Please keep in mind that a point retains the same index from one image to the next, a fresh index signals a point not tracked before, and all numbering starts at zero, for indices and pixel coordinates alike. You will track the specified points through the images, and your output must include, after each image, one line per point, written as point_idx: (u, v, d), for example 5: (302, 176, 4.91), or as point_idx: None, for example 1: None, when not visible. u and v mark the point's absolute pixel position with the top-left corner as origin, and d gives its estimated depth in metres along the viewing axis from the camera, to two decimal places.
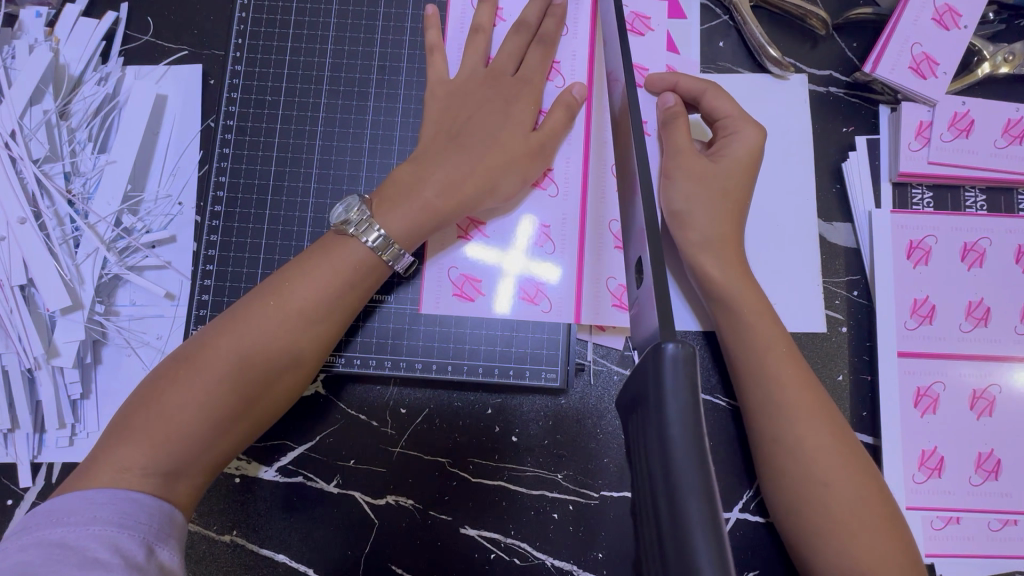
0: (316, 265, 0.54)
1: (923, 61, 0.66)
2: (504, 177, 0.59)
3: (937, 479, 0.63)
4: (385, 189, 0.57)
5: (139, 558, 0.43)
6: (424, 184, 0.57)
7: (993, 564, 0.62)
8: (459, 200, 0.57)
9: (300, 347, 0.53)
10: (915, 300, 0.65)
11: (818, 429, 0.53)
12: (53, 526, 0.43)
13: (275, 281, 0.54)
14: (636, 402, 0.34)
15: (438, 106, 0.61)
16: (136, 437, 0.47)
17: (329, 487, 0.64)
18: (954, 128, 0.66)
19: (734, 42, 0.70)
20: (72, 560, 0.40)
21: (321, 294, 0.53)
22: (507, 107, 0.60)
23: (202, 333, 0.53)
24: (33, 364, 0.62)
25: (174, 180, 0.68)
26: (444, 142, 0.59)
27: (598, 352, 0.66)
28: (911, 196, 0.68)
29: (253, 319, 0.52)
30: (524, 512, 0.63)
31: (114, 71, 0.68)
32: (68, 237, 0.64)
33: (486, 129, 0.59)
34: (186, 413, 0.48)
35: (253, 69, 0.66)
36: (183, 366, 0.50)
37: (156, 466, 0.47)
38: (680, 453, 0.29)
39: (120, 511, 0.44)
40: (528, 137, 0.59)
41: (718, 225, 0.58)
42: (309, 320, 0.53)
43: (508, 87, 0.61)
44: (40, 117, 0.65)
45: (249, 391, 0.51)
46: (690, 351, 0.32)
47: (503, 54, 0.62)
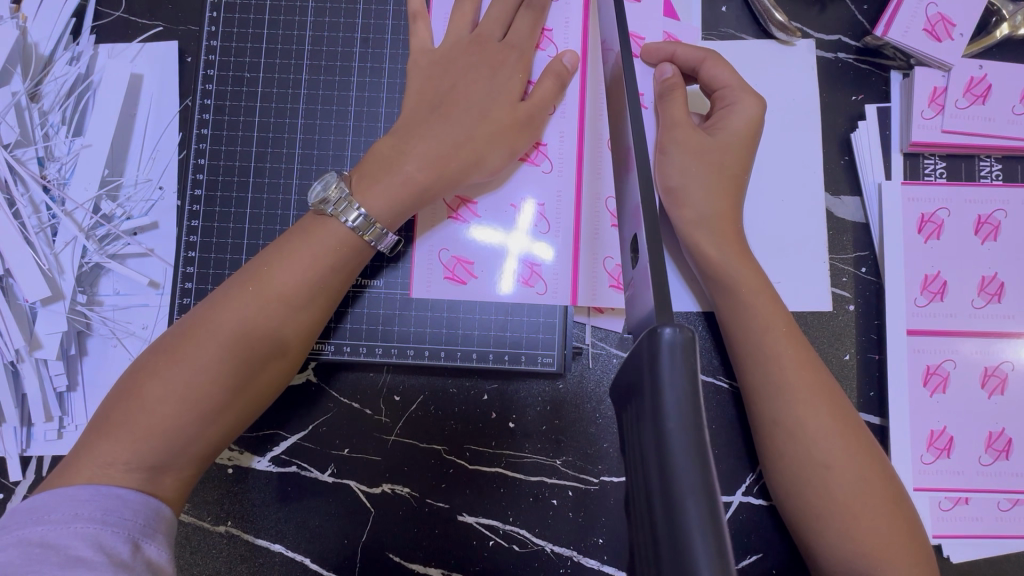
0: (296, 248, 0.52)
1: (938, 22, 0.63)
2: (493, 153, 0.56)
3: (945, 460, 0.61)
4: (366, 166, 0.55)
5: (125, 555, 0.41)
6: (405, 158, 0.54)
7: (1002, 544, 0.61)
8: (444, 175, 0.55)
9: (284, 334, 0.51)
10: (926, 276, 0.63)
11: (816, 410, 0.52)
12: (34, 524, 0.41)
13: (255, 267, 0.52)
14: (632, 390, 0.31)
15: (425, 80, 0.58)
16: (118, 433, 0.46)
17: (323, 476, 0.63)
18: (969, 94, 0.63)
19: (736, 6, 0.66)
20: (54, 559, 0.39)
21: (303, 278, 0.51)
22: (496, 79, 0.57)
23: (182, 323, 0.51)
24: (15, 357, 0.61)
25: (153, 164, 0.65)
26: (429, 116, 0.56)
27: (596, 334, 0.64)
28: (922, 167, 0.65)
29: (234, 306, 0.50)
30: (523, 498, 0.62)
31: (85, 49, 0.65)
32: (46, 225, 0.62)
33: (475, 103, 0.56)
34: (169, 405, 0.47)
35: (230, 44, 0.63)
36: (163, 358, 0.48)
37: (140, 461, 0.45)
38: (677, 446, 0.27)
39: (103, 508, 0.43)
40: (519, 111, 0.56)
41: (717, 202, 0.55)
42: (292, 304, 0.51)
43: (497, 58, 0.58)
44: (8, 99, 0.62)
45: (233, 381, 0.49)
46: (689, 336, 0.29)
47: (492, 23, 0.59)
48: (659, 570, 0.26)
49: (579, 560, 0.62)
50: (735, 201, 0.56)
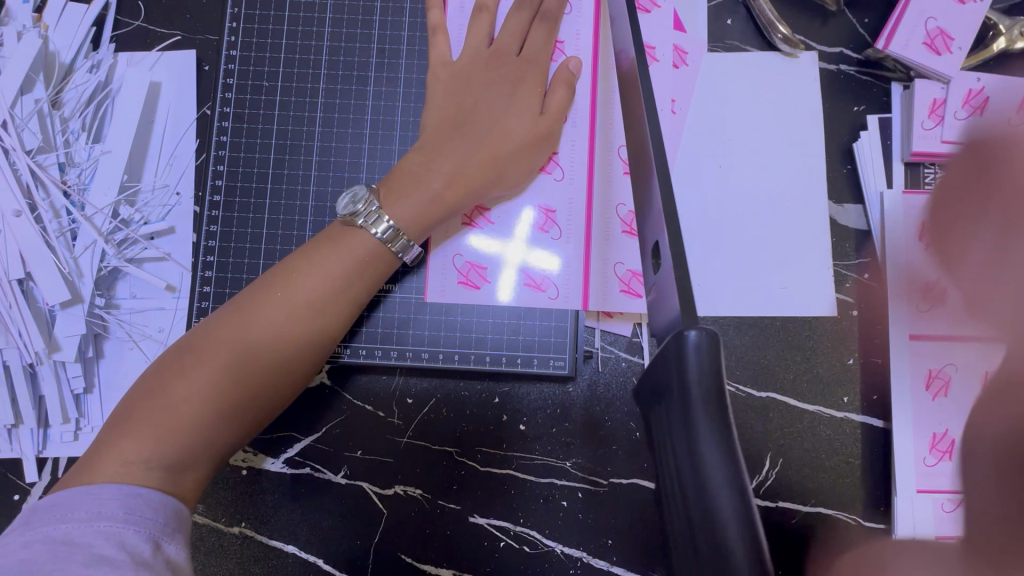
0: (322, 256, 0.53)
1: (937, 36, 0.65)
2: (512, 168, 0.58)
3: (948, 462, 0.62)
4: (392, 179, 0.56)
5: (145, 553, 0.42)
6: (431, 174, 0.56)
7: None
8: (468, 189, 0.57)
9: (307, 339, 0.52)
10: (927, 282, 0.64)
11: None
12: (57, 522, 0.42)
13: (281, 273, 0.53)
14: (657, 391, 0.33)
15: (445, 92, 0.60)
16: (140, 429, 0.47)
17: (336, 478, 0.64)
18: (968, 106, 0.65)
19: (742, 19, 0.68)
20: (78, 557, 0.40)
21: (329, 286, 0.53)
22: (516, 95, 0.59)
23: (207, 324, 0.52)
24: (34, 359, 0.62)
25: (170, 170, 0.66)
26: (453, 132, 0.58)
27: (605, 339, 0.65)
28: (923, 176, 0.66)
29: (260, 310, 0.51)
30: (533, 500, 0.63)
31: (106, 58, 0.66)
32: (66, 229, 0.63)
33: (496, 120, 0.58)
34: (191, 404, 0.48)
35: (249, 53, 0.65)
36: (188, 358, 0.49)
37: (160, 458, 0.46)
38: (707, 444, 0.29)
39: (125, 507, 0.44)
40: (538, 126, 0.59)
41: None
42: (316, 311, 0.52)
43: (518, 73, 0.60)
44: (32, 106, 0.64)
45: (255, 384, 0.50)
46: (713, 338, 0.31)
47: (508, 37, 0.61)
48: (696, 555, 0.28)
49: (589, 561, 0.62)
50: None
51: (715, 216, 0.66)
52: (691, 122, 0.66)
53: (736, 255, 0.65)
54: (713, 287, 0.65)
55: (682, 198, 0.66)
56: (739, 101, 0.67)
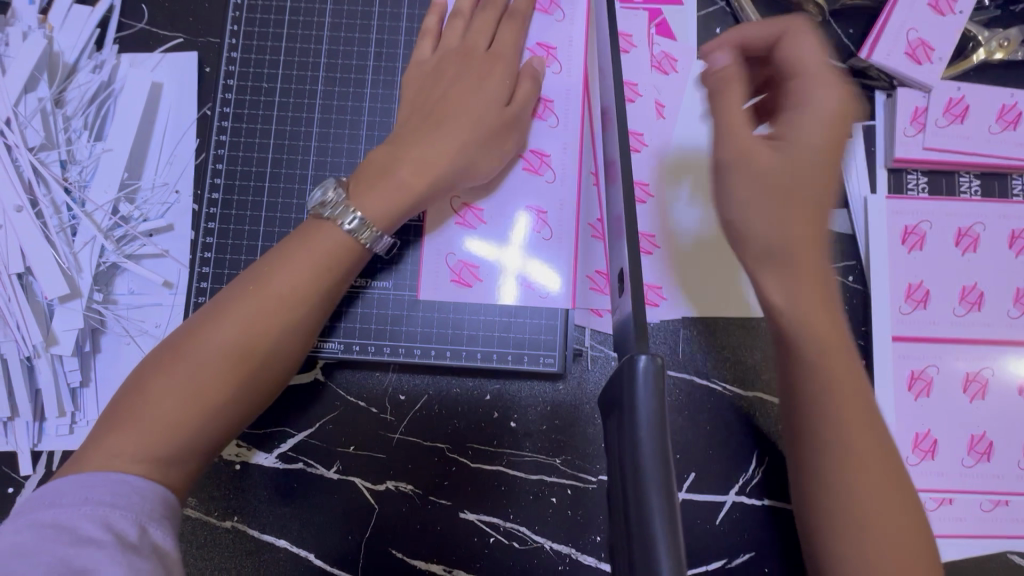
0: (296, 252, 0.54)
1: (919, 46, 0.67)
2: (482, 162, 0.60)
3: (930, 461, 0.63)
4: (359, 174, 0.58)
5: (133, 537, 0.43)
6: (398, 165, 0.57)
7: (985, 544, 0.63)
8: (434, 179, 0.57)
9: (282, 332, 0.53)
10: (910, 285, 0.66)
11: (855, 413, 0.46)
12: (47, 508, 0.43)
13: (256, 269, 0.54)
14: (613, 407, 0.34)
15: (417, 91, 0.62)
16: (124, 429, 0.47)
17: (329, 473, 0.65)
18: (949, 114, 0.67)
19: (730, 28, 0.70)
20: (66, 539, 0.41)
21: (298, 278, 0.53)
22: (484, 89, 0.60)
23: (186, 325, 0.53)
24: (31, 353, 0.62)
25: (171, 168, 0.67)
26: (421, 127, 0.59)
27: (596, 337, 0.66)
28: (906, 181, 0.68)
29: (237, 306, 0.52)
30: (523, 496, 0.64)
31: (109, 58, 0.68)
32: (66, 225, 0.64)
33: (466, 112, 0.59)
34: (174, 400, 0.48)
35: (249, 56, 0.66)
36: (169, 358, 0.50)
37: (145, 456, 0.47)
38: (646, 451, 0.31)
39: (113, 492, 0.44)
40: (505, 114, 0.60)
41: (786, 230, 0.46)
42: (291, 304, 0.53)
43: (483, 68, 0.61)
44: (35, 104, 0.65)
45: (235, 378, 0.50)
46: (660, 365, 0.33)
47: (500, 44, 0.63)
48: (625, 515, 0.30)
49: (577, 557, 0.63)
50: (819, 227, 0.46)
51: (703, 219, 0.67)
52: (680, 127, 0.68)
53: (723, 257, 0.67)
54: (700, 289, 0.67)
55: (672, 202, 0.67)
56: None
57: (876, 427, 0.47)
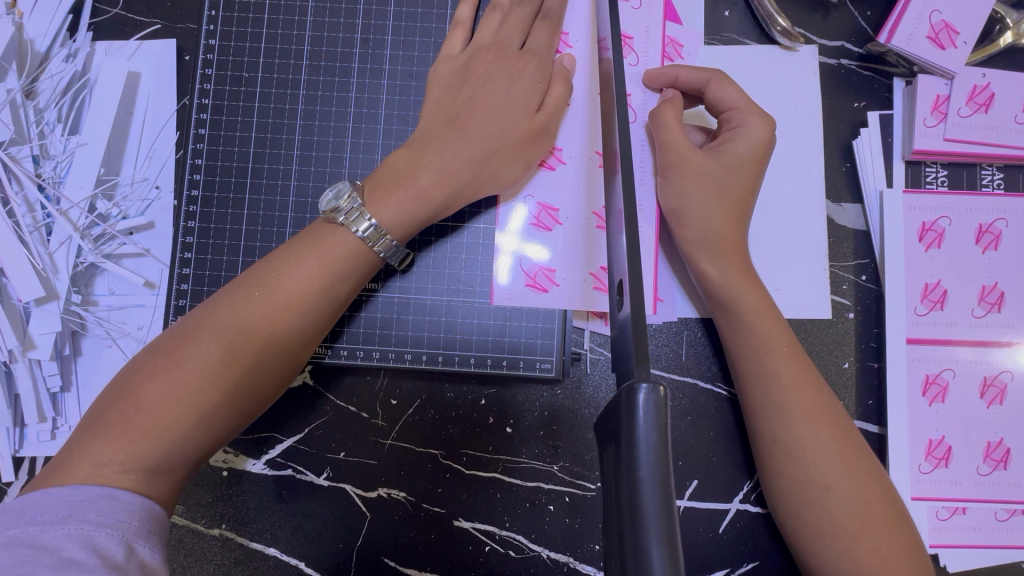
0: (306, 256, 0.51)
1: (943, 30, 0.62)
2: (506, 167, 0.56)
3: (944, 469, 0.61)
4: (378, 173, 0.55)
5: (118, 557, 0.41)
6: (420, 171, 0.54)
7: (999, 554, 0.61)
8: (453, 185, 0.54)
9: (285, 341, 0.50)
10: (926, 285, 0.62)
11: (818, 429, 0.52)
12: (25, 526, 0.41)
13: (263, 271, 0.51)
14: (609, 435, 0.32)
15: (444, 88, 0.58)
16: (115, 433, 0.45)
17: (319, 480, 0.63)
18: (973, 102, 0.63)
19: (740, 10, 0.66)
20: (47, 561, 0.39)
21: (310, 285, 0.51)
22: (514, 88, 0.56)
23: (183, 324, 0.50)
24: (8, 357, 0.60)
25: (150, 163, 0.64)
26: (445, 128, 0.55)
27: (595, 340, 0.63)
28: (924, 174, 0.64)
29: (241, 311, 0.49)
30: (519, 503, 0.62)
31: (82, 47, 0.64)
32: (40, 224, 0.61)
33: (490, 115, 0.55)
34: (167, 408, 0.46)
35: (228, 43, 0.63)
36: (163, 359, 0.47)
37: (134, 462, 0.45)
38: (647, 492, 0.28)
39: (98, 509, 0.42)
40: (534, 121, 0.56)
41: (718, 223, 0.56)
42: (298, 313, 0.50)
43: (517, 65, 0.57)
44: (4, 96, 0.62)
45: (231, 387, 0.48)
46: (662, 394, 0.30)
47: (510, 30, 0.59)
48: (620, 547, 0.28)
49: (574, 566, 0.61)
50: (738, 220, 0.57)
51: None
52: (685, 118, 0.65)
53: None
54: None
55: None
56: None
57: (843, 423, 0.53)
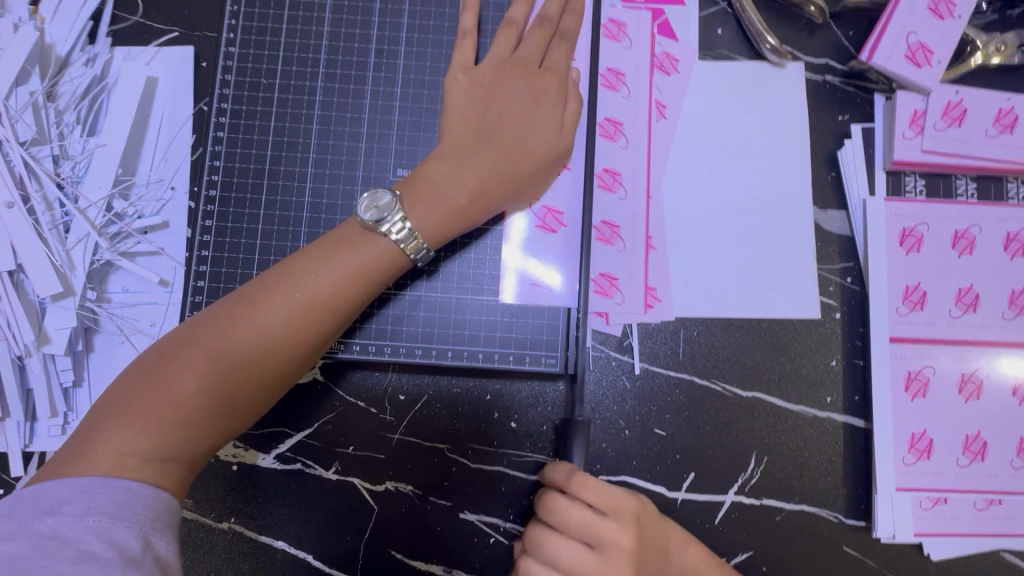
0: (338, 257, 0.53)
1: (918, 50, 0.67)
2: (530, 182, 0.60)
3: (926, 461, 0.64)
4: (414, 183, 0.57)
5: (135, 550, 0.42)
6: (453, 184, 0.56)
7: (978, 542, 0.64)
8: (487, 201, 0.58)
9: (315, 339, 0.52)
10: (907, 287, 0.66)
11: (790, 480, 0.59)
12: (45, 516, 0.41)
13: (294, 267, 0.53)
14: None
15: (468, 102, 0.60)
16: (141, 421, 0.46)
17: (328, 473, 0.64)
18: (947, 117, 0.67)
19: (732, 29, 0.71)
20: (65, 554, 0.39)
21: (341, 286, 0.53)
22: (539, 109, 0.60)
23: (210, 312, 0.51)
24: (23, 351, 0.61)
25: (166, 164, 0.66)
26: (478, 143, 0.58)
27: (596, 338, 0.66)
28: (904, 184, 0.68)
29: (273, 309, 0.51)
30: (523, 496, 0.64)
31: (102, 52, 0.66)
32: (58, 222, 0.63)
33: (517, 133, 0.58)
34: (196, 396, 0.48)
35: (247, 50, 0.65)
36: (188, 351, 0.49)
37: (160, 451, 0.46)
38: None
39: (115, 501, 0.43)
40: (558, 141, 0.60)
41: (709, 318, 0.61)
42: (328, 312, 0.52)
43: (539, 85, 0.60)
44: (26, 98, 0.63)
45: (255, 381, 0.50)
46: None
47: (529, 47, 0.62)
48: None
49: None
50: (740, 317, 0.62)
51: (702, 222, 0.68)
52: (680, 129, 0.69)
53: (725, 256, 0.67)
54: (700, 287, 0.67)
55: (674, 204, 0.68)
56: (727, 110, 0.69)
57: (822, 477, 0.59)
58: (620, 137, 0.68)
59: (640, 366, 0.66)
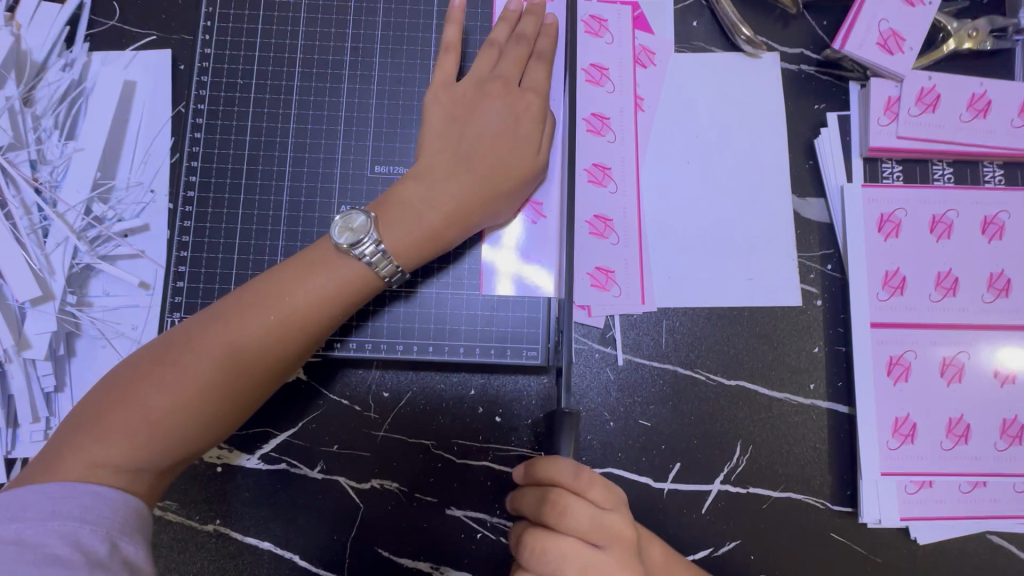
0: (314, 274, 0.53)
1: (890, 37, 0.67)
2: (506, 203, 0.60)
3: (910, 445, 0.64)
4: (389, 206, 0.56)
5: (101, 553, 0.41)
6: (428, 204, 0.56)
7: (965, 525, 0.64)
8: (463, 223, 0.57)
9: (291, 353, 0.52)
10: (886, 272, 0.67)
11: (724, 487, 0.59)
12: (8, 522, 0.41)
13: (270, 283, 0.53)
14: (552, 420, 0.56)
15: (447, 120, 0.60)
16: (112, 436, 0.46)
17: (313, 473, 0.64)
18: (921, 103, 0.67)
19: (707, 21, 0.71)
20: (30, 558, 0.39)
21: (317, 301, 0.52)
22: (518, 129, 0.59)
23: (184, 329, 0.51)
24: (3, 357, 0.61)
25: (145, 167, 0.66)
26: (455, 164, 0.57)
27: (580, 331, 0.66)
28: (881, 170, 0.69)
29: (248, 325, 0.50)
30: (509, 491, 0.64)
31: (79, 57, 0.67)
32: (37, 226, 0.63)
33: (496, 154, 0.58)
34: (169, 411, 0.48)
35: (224, 52, 0.65)
36: (161, 367, 0.48)
37: (131, 464, 0.46)
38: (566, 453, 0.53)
39: (81, 505, 0.43)
40: (536, 162, 0.60)
41: None
42: (304, 328, 0.52)
43: (520, 103, 0.60)
44: (3, 103, 0.63)
45: (230, 396, 0.50)
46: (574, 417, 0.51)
47: (510, 66, 0.62)
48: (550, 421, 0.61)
49: None
50: None
51: (684, 214, 0.68)
52: (657, 121, 0.70)
53: (705, 246, 0.68)
54: (681, 278, 0.67)
55: (653, 196, 0.68)
56: (704, 102, 0.70)
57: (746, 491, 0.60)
58: (607, 131, 0.69)
59: (623, 357, 0.66)
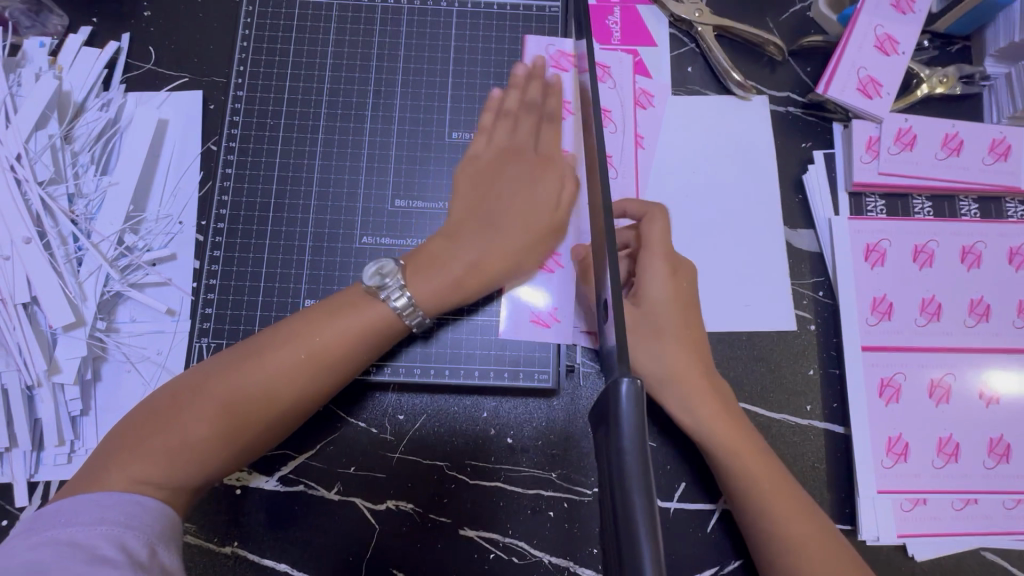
0: (345, 315, 0.56)
1: (868, 83, 0.73)
2: (529, 261, 0.63)
3: (904, 463, 0.67)
4: (419, 259, 0.60)
5: (142, 556, 0.43)
6: (452, 257, 0.60)
7: (960, 541, 0.66)
8: (484, 275, 0.61)
9: (319, 388, 0.55)
10: (874, 299, 0.71)
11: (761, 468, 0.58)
12: (63, 526, 0.43)
13: (303, 322, 0.56)
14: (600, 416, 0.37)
15: (475, 185, 0.64)
16: (151, 456, 0.48)
17: (330, 494, 0.66)
18: (899, 142, 0.73)
19: (701, 67, 0.77)
20: (81, 556, 0.41)
21: (345, 341, 0.55)
22: (537, 187, 0.64)
23: (221, 359, 0.54)
24: (34, 381, 0.63)
25: (175, 200, 0.70)
26: (481, 224, 0.61)
27: (586, 355, 0.70)
28: (865, 204, 0.74)
29: (281, 360, 0.53)
30: (520, 511, 0.66)
31: (116, 97, 0.71)
32: (72, 256, 0.66)
33: (515, 208, 0.62)
34: (203, 438, 0.50)
35: (255, 94, 0.70)
36: (198, 397, 0.51)
37: (166, 483, 0.48)
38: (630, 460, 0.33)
39: (125, 513, 0.45)
40: (558, 214, 0.63)
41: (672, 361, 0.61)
42: (333, 366, 0.55)
43: (538, 164, 0.65)
44: (45, 140, 0.68)
45: (260, 427, 0.52)
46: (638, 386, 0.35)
47: (525, 133, 0.67)
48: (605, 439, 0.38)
49: (574, 569, 0.65)
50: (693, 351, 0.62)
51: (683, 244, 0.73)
52: (657, 158, 0.75)
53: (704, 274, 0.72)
54: None
55: None
56: (699, 140, 0.75)
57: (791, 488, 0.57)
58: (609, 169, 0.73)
59: None
